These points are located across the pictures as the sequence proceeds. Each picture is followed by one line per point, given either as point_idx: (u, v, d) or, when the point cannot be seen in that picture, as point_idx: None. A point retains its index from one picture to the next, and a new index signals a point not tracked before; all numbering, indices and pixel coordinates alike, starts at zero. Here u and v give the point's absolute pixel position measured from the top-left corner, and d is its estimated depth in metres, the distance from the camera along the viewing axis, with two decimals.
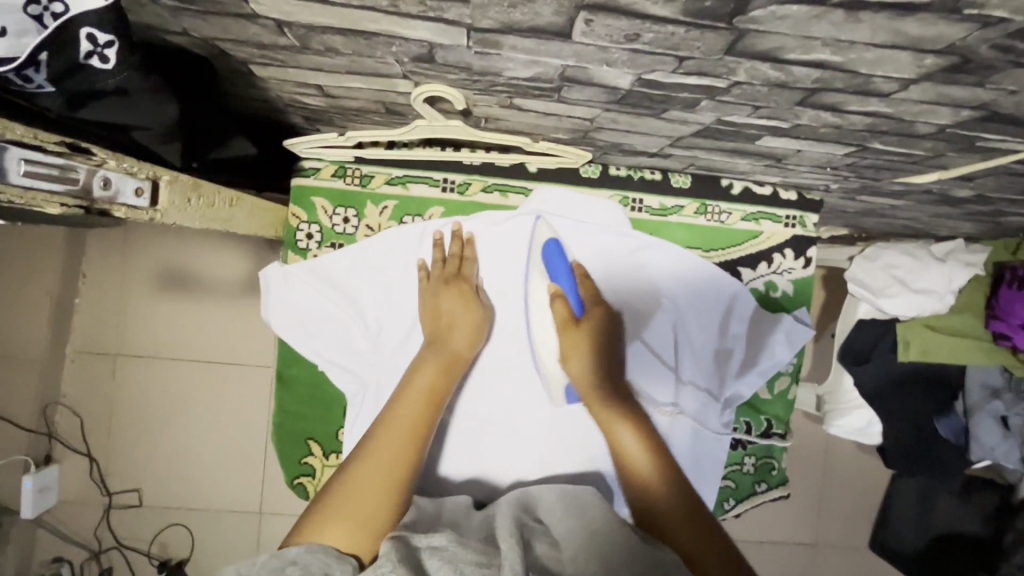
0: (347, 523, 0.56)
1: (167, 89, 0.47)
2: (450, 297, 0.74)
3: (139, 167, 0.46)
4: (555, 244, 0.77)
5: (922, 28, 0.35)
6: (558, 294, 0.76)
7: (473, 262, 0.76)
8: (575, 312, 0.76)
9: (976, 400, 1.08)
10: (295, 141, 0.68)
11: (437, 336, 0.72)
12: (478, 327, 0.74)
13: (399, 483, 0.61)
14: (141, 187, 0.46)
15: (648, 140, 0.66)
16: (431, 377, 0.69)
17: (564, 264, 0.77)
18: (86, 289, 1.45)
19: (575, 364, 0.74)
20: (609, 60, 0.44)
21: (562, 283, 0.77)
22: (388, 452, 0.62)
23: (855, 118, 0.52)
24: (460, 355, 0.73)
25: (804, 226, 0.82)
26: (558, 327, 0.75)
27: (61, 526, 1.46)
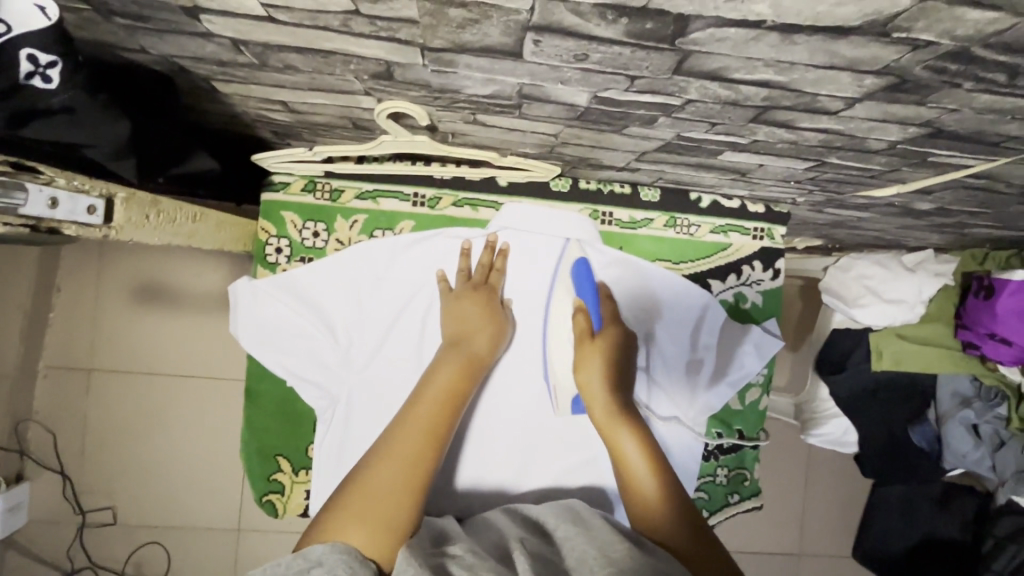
0: (370, 523, 0.55)
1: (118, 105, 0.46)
2: (473, 303, 0.74)
3: (90, 186, 0.46)
4: (584, 263, 0.78)
5: (856, 50, 0.36)
6: (581, 307, 0.77)
7: (501, 271, 0.77)
8: (593, 325, 0.76)
9: (946, 408, 1.09)
10: (263, 156, 0.69)
11: (458, 339, 0.73)
12: (499, 334, 0.75)
13: (419, 485, 0.60)
14: (94, 206, 0.45)
15: (613, 155, 0.67)
16: (451, 378, 0.69)
17: (590, 284, 0.78)
18: (60, 303, 1.43)
19: (586, 374, 0.74)
20: (563, 78, 0.45)
21: (585, 296, 0.77)
22: (409, 449, 0.62)
23: (808, 135, 0.53)
24: (479, 359, 0.72)
25: (772, 238, 0.83)
26: (577, 337, 0.75)
27: (33, 547, 1.42)
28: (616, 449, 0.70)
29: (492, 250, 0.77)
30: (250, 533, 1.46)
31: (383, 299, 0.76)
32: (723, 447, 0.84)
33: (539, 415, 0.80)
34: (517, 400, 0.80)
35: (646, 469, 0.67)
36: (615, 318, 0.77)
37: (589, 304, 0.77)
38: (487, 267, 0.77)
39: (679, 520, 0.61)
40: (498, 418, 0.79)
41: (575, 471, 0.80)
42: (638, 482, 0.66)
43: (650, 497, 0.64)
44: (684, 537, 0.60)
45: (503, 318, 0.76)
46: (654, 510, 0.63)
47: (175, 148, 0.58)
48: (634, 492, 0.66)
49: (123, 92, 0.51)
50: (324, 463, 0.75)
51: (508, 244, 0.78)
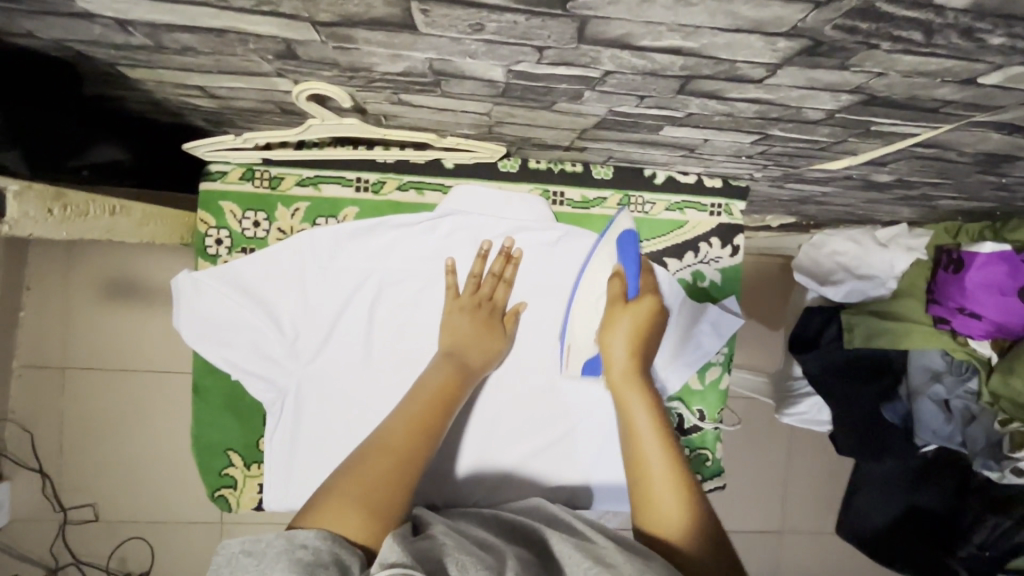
0: (360, 510, 0.54)
1: None
2: (473, 321, 0.74)
3: None
4: (632, 234, 0.71)
5: (758, 10, 0.34)
6: (617, 273, 0.72)
7: (507, 284, 0.77)
8: (628, 292, 0.71)
9: (918, 382, 1.04)
10: (194, 145, 0.67)
11: (451, 347, 0.73)
12: (493, 351, 0.75)
13: (409, 481, 0.59)
14: None
15: (554, 133, 0.65)
16: (439, 381, 0.69)
17: (635, 256, 0.71)
18: (30, 302, 1.42)
19: (610, 337, 0.70)
20: (469, 52, 0.43)
21: (628, 264, 0.71)
22: (400, 441, 0.61)
23: (742, 106, 0.51)
24: (471, 370, 0.72)
25: (730, 215, 0.81)
26: (610, 301, 0.71)
27: (17, 545, 1.43)
28: (638, 442, 0.65)
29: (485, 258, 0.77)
30: (233, 527, 1.47)
31: (338, 292, 0.75)
32: (683, 428, 0.82)
33: (490, 402, 0.78)
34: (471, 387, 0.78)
35: (661, 463, 0.63)
36: (654, 290, 0.72)
37: (630, 270, 0.71)
38: (480, 279, 0.76)
39: (692, 521, 0.59)
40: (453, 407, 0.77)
41: (530, 460, 0.79)
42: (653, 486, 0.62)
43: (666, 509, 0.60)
44: (705, 565, 0.56)
45: (508, 336, 0.77)
46: (671, 517, 0.59)
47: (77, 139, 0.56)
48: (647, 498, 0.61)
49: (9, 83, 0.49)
50: (273, 456, 0.74)
51: (520, 252, 0.78)
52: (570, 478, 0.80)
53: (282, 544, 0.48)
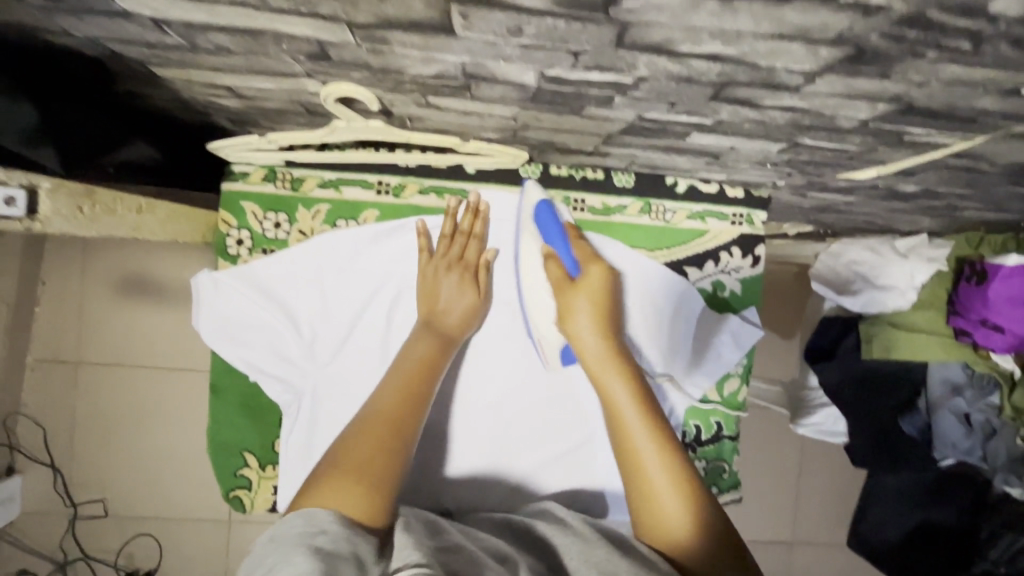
0: (354, 485, 0.54)
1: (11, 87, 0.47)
2: (450, 280, 0.73)
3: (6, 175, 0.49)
4: (547, 204, 0.73)
5: (804, 16, 0.33)
6: (551, 254, 0.73)
7: (478, 240, 0.76)
8: (570, 271, 0.73)
9: (938, 396, 1.05)
10: (219, 145, 0.68)
11: (427, 317, 0.72)
12: (474, 311, 0.74)
13: (399, 447, 0.59)
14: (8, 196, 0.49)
15: (579, 138, 0.64)
16: (425, 353, 0.69)
17: (556, 226, 0.73)
18: (45, 298, 1.44)
19: (573, 322, 0.70)
20: (503, 56, 0.43)
21: (554, 242, 0.73)
22: (388, 419, 0.61)
23: (775, 113, 0.50)
24: (453, 334, 0.72)
25: (751, 224, 0.80)
26: (553, 285, 0.72)
27: (27, 540, 1.44)
28: (625, 435, 0.62)
29: (456, 213, 0.75)
30: (241, 525, 1.47)
31: (355, 294, 0.74)
32: (701, 439, 0.81)
33: (506, 408, 0.78)
34: (486, 392, 0.78)
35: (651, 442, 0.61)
36: (594, 258, 0.73)
37: (560, 249, 0.73)
38: (450, 237, 0.75)
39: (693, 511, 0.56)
40: (466, 411, 0.77)
41: (545, 465, 0.78)
42: (644, 467, 0.60)
43: (659, 495, 0.57)
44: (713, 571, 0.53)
45: (484, 289, 0.75)
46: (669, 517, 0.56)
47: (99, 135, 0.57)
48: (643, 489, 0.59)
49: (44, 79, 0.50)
50: (289, 459, 0.73)
51: (486, 204, 0.76)
52: (587, 485, 0.78)
53: (306, 527, 0.48)
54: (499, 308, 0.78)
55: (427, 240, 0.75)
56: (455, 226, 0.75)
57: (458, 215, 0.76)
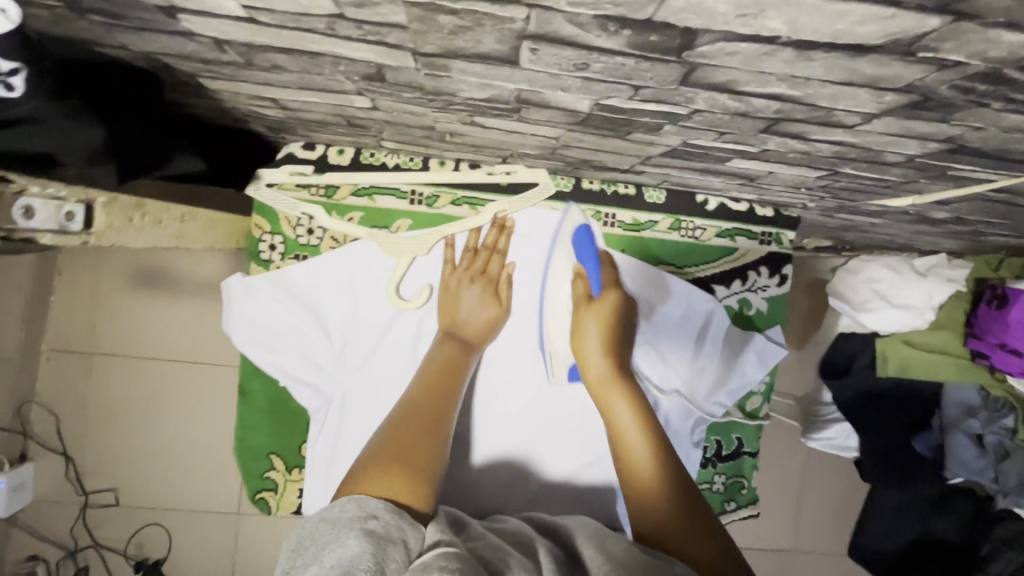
0: (395, 469, 0.53)
1: (91, 111, 0.43)
2: (471, 292, 0.74)
3: (69, 194, 0.52)
4: (586, 228, 0.74)
5: (878, 68, 0.33)
6: (581, 273, 0.74)
7: (500, 256, 0.77)
8: (593, 290, 0.73)
9: (951, 417, 1.07)
10: (266, 169, 0.73)
11: (450, 325, 0.73)
12: (493, 324, 0.75)
13: (427, 436, 0.59)
14: (73, 212, 0.52)
15: (617, 159, 0.64)
16: (446, 356, 0.70)
17: (592, 248, 0.73)
18: (61, 287, 1.44)
19: (581, 338, 0.70)
20: (563, 86, 0.43)
21: (585, 261, 0.73)
22: (420, 411, 0.62)
23: (822, 146, 0.50)
24: (473, 346, 0.73)
25: (780, 243, 0.81)
26: (575, 302, 0.73)
27: (38, 527, 1.46)
28: (619, 432, 0.63)
29: (479, 232, 0.77)
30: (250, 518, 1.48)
31: (383, 300, 0.75)
32: (721, 455, 0.81)
33: (529, 418, 0.78)
34: (510, 401, 0.78)
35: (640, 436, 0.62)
36: (615, 284, 0.73)
37: (590, 268, 0.73)
38: (475, 251, 0.76)
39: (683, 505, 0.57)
40: (487, 418, 0.77)
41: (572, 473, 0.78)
42: (634, 459, 0.61)
43: (647, 476, 0.59)
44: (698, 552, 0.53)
45: (505, 302, 0.76)
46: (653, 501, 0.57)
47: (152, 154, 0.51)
48: (634, 479, 0.60)
49: (116, 96, 0.48)
50: (317, 462, 0.74)
51: (513, 220, 0.76)
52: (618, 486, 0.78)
53: (356, 512, 0.47)
54: (526, 319, 0.79)
55: (453, 251, 0.77)
56: (479, 242, 0.77)
57: (483, 232, 0.77)
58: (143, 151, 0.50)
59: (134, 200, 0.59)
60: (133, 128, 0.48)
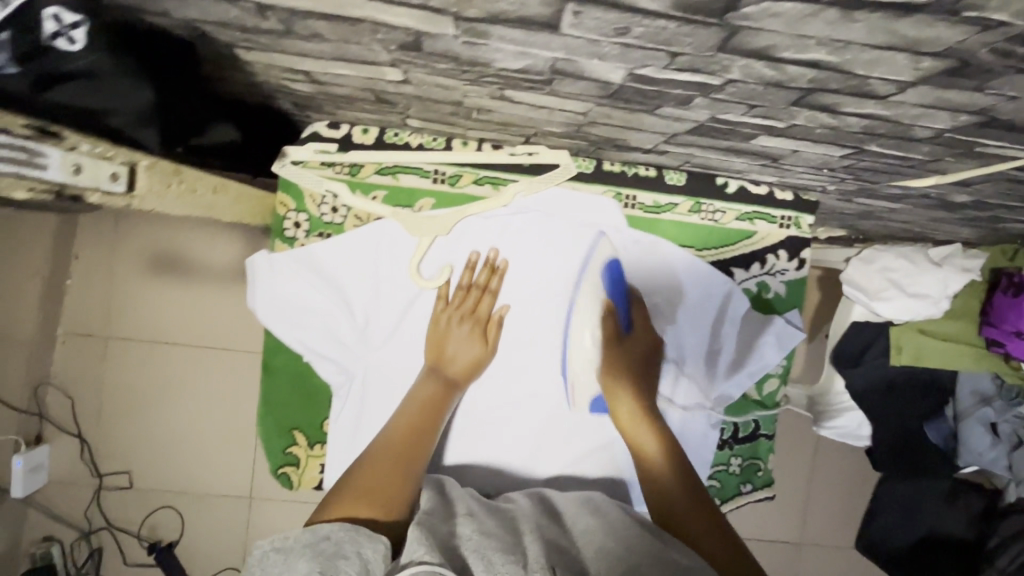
0: (364, 498, 0.57)
1: (143, 74, 0.48)
2: (458, 332, 0.74)
3: (115, 153, 0.52)
4: (616, 262, 0.76)
5: (919, 30, 0.34)
6: (609, 309, 0.76)
7: (491, 296, 0.76)
8: (621, 328, 0.76)
9: (966, 406, 1.07)
10: (291, 148, 0.73)
11: (434, 362, 0.73)
12: (478, 362, 0.75)
13: (407, 471, 0.62)
14: (118, 172, 0.53)
15: (642, 137, 0.65)
16: (428, 397, 0.71)
17: (620, 285, 0.76)
18: (77, 270, 1.46)
19: (611, 377, 0.74)
20: (599, 54, 0.43)
21: (614, 298, 0.76)
22: (401, 449, 0.64)
23: (852, 120, 0.51)
24: (457, 384, 0.73)
25: (799, 227, 0.81)
26: (603, 339, 0.75)
27: (52, 507, 1.47)
28: (645, 456, 0.70)
29: (474, 267, 0.76)
30: (261, 502, 1.49)
31: (405, 279, 0.75)
32: (738, 437, 0.82)
33: (546, 400, 0.78)
34: (529, 383, 0.78)
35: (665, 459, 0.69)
36: (644, 323, 0.76)
37: (618, 305, 0.76)
38: (467, 288, 0.75)
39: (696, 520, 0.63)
40: (495, 405, 0.78)
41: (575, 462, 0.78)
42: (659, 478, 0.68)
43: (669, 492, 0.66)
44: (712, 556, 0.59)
45: (492, 342, 0.76)
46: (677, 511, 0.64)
47: (194, 123, 0.58)
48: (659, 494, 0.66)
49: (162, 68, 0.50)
50: (340, 436, 0.75)
51: (507, 263, 0.76)
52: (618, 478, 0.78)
53: (310, 538, 0.51)
54: (544, 299, 0.77)
55: (447, 286, 0.76)
56: (473, 279, 0.76)
57: (477, 267, 0.76)
58: (188, 117, 0.56)
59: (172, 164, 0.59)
60: (178, 98, 0.53)
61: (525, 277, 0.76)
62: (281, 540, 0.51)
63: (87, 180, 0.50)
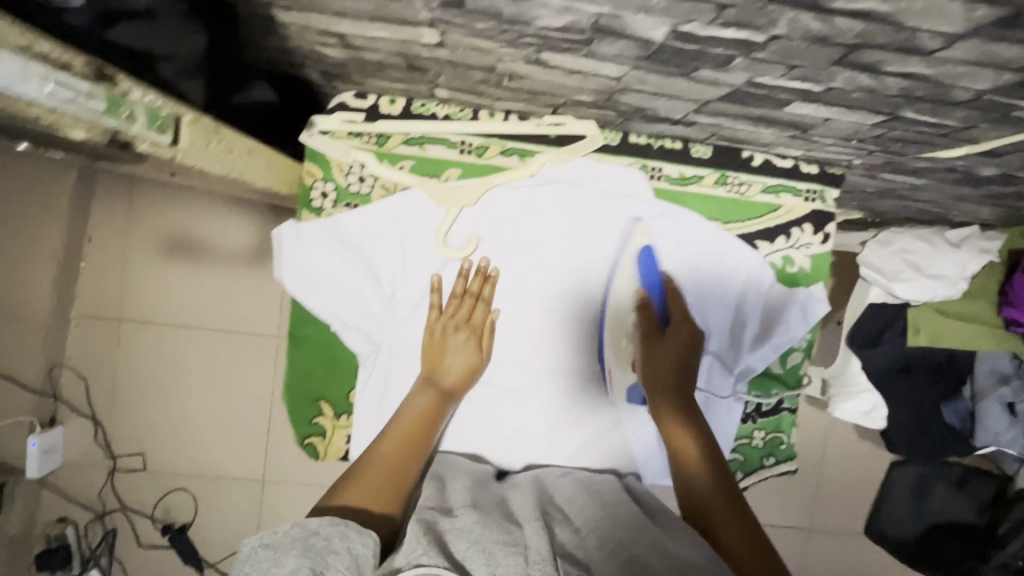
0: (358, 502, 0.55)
1: (197, 21, 0.52)
2: (454, 341, 0.73)
3: (162, 103, 0.47)
4: (650, 252, 0.77)
5: None
6: (643, 297, 0.77)
7: (484, 305, 0.75)
8: (659, 318, 0.77)
9: (983, 384, 1.08)
10: (319, 118, 0.74)
11: (429, 373, 0.71)
12: (473, 370, 0.73)
13: (402, 479, 0.59)
14: (165, 124, 0.48)
15: (673, 105, 0.65)
16: (425, 407, 0.67)
17: (655, 275, 0.77)
18: (91, 253, 1.46)
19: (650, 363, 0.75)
20: (646, 7, 0.43)
21: (649, 289, 0.77)
22: (396, 456, 0.61)
23: (891, 81, 0.51)
24: (453, 394, 0.71)
25: (824, 201, 0.81)
26: (638, 331, 0.77)
27: (67, 488, 1.48)
28: (684, 457, 0.68)
29: (468, 275, 0.74)
30: (274, 486, 1.49)
31: (431, 250, 0.75)
32: (761, 411, 0.82)
33: (566, 375, 0.78)
34: (554, 356, 0.77)
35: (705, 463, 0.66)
36: (683, 314, 0.77)
37: (652, 293, 0.77)
38: (461, 296, 0.74)
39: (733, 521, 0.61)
40: (504, 390, 0.78)
41: (579, 450, 0.78)
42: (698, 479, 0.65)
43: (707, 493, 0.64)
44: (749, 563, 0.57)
45: (487, 350, 0.75)
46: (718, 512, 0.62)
47: (236, 76, 0.62)
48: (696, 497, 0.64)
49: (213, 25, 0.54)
50: (366, 406, 0.75)
51: (497, 271, 0.75)
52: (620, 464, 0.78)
53: (298, 531, 0.48)
54: (572, 270, 0.77)
55: (439, 295, 0.75)
56: (466, 285, 0.75)
57: (470, 275, 0.75)
58: (230, 70, 0.61)
59: (214, 123, 0.54)
60: (223, 48, 0.57)
61: (552, 248, 0.76)
62: (268, 537, 0.48)
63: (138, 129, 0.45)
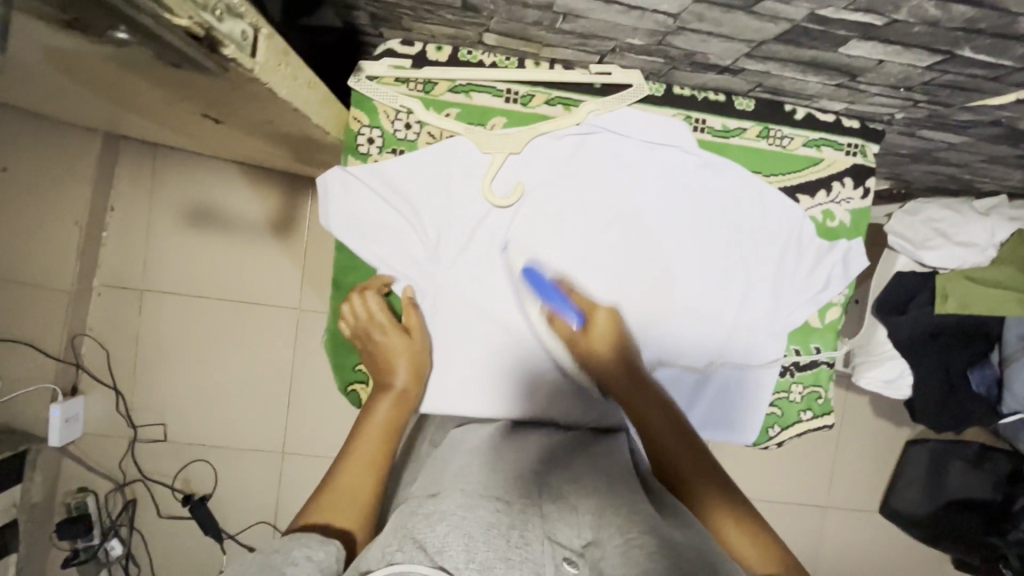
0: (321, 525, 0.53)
1: None
2: (379, 340, 0.72)
3: (247, 10, 0.48)
4: (535, 267, 0.75)
5: None
6: (553, 314, 0.74)
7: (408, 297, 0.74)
8: (576, 323, 0.73)
9: (1014, 349, 1.06)
10: (368, 64, 0.75)
11: (380, 380, 0.70)
12: (414, 358, 0.72)
13: (366, 497, 0.56)
14: (247, 32, 0.48)
15: (725, 47, 0.65)
16: (384, 417, 0.65)
17: (549, 285, 0.74)
18: (113, 223, 1.45)
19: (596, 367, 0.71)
20: None
21: (554, 302, 0.74)
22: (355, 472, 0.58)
23: (957, 10, 0.51)
24: (408, 389, 0.70)
25: (865, 155, 0.81)
26: (570, 343, 0.72)
27: (88, 458, 1.47)
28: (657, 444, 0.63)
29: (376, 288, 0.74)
30: (294, 457, 1.49)
31: (478, 197, 0.75)
32: (799, 364, 0.82)
33: None
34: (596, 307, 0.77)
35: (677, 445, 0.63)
36: (591, 304, 0.75)
37: (558, 304, 0.74)
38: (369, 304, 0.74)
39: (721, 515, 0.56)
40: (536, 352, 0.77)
41: None
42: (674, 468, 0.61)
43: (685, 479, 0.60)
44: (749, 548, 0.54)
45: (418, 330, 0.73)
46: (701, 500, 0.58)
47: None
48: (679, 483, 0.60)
49: None
50: None
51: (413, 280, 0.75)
52: None
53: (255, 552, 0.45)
54: (614, 222, 0.77)
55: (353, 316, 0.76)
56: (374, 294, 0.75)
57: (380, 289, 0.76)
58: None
59: (283, 47, 0.54)
60: None
61: (596, 198, 0.77)
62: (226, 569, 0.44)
63: (225, 32, 0.45)
